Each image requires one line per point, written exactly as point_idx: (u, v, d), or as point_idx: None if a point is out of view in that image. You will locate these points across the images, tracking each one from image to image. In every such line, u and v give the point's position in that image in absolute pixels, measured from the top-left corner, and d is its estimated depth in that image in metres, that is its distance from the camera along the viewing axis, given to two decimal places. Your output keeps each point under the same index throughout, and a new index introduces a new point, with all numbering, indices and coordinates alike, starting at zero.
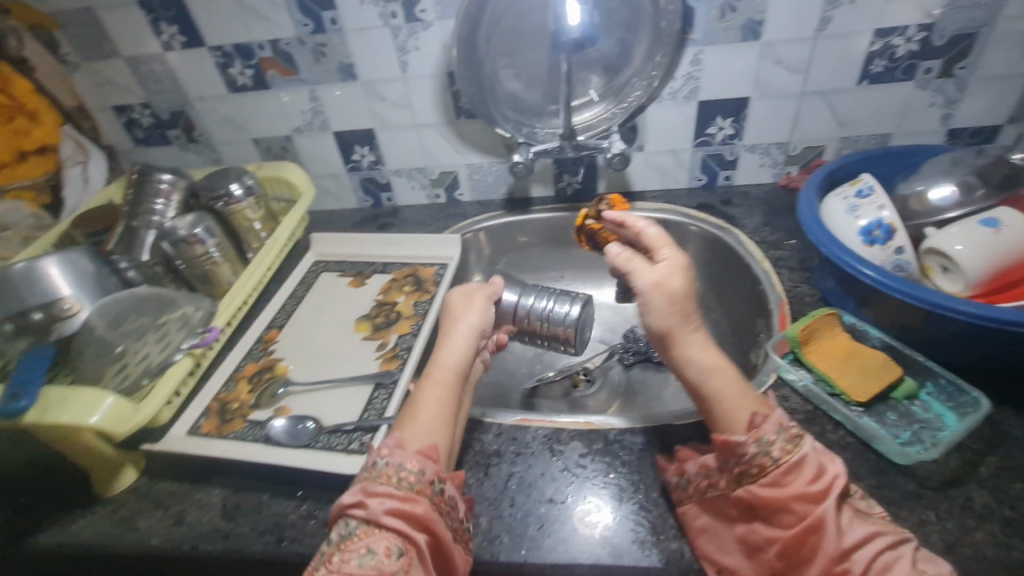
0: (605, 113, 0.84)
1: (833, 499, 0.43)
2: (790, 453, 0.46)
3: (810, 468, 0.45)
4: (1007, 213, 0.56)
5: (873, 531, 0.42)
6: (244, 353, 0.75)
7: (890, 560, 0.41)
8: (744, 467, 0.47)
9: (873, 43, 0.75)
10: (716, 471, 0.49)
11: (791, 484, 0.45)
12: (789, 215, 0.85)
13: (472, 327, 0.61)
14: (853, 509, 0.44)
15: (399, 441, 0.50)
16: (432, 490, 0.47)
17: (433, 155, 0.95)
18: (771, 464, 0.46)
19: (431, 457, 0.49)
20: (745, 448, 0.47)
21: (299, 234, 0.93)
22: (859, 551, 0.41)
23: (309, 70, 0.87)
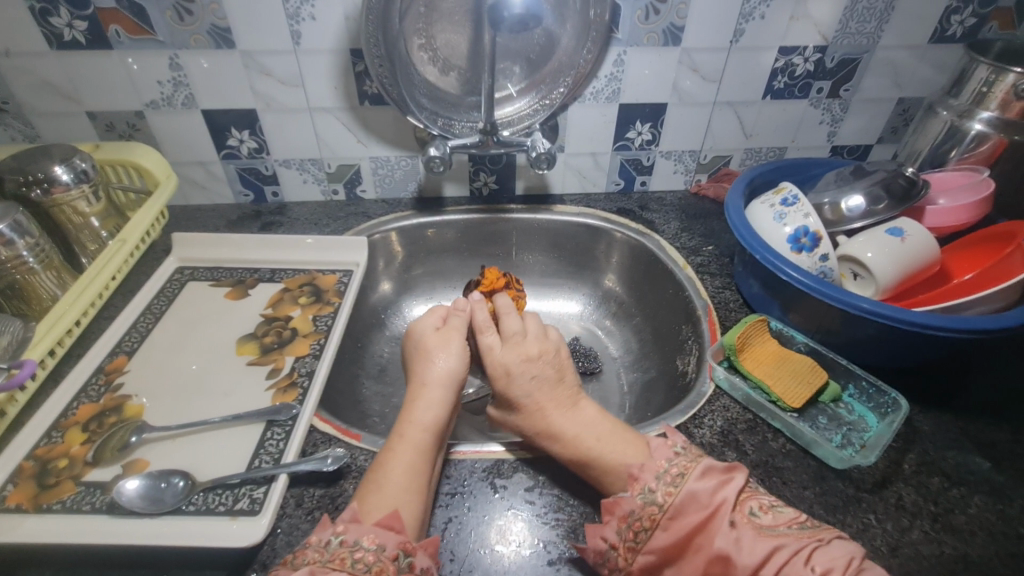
0: (528, 109, 0.78)
1: (722, 528, 0.42)
2: (673, 496, 0.44)
3: (695, 504, 0.43)
4: (906, 223, 0.61)
5: (776, 545, 0.40)
6: (75, 391, 0.56)
7: (795, 571, 0.39)
8: (637, 528, 0.44)
9: (777, 59, 0.79)
10: (614, 546, 0.44)
11: (678, 526, 0.43)
12: (702, 221, 0.87)
13: (444, 376, 0.54)
14: (753, 528, 0.42)
15: (356, 514, 0.43)
16: (396, 565, 0.40)
17: (330, 144, 0.82)
18: (658, 513, 0.44)
19: (393, 526, 0.42)
20: (632, 504, 0.45)
21: (155, 233, 0.75)
22: (767, 569, 0.39)
23: (168, 30, 0.70)
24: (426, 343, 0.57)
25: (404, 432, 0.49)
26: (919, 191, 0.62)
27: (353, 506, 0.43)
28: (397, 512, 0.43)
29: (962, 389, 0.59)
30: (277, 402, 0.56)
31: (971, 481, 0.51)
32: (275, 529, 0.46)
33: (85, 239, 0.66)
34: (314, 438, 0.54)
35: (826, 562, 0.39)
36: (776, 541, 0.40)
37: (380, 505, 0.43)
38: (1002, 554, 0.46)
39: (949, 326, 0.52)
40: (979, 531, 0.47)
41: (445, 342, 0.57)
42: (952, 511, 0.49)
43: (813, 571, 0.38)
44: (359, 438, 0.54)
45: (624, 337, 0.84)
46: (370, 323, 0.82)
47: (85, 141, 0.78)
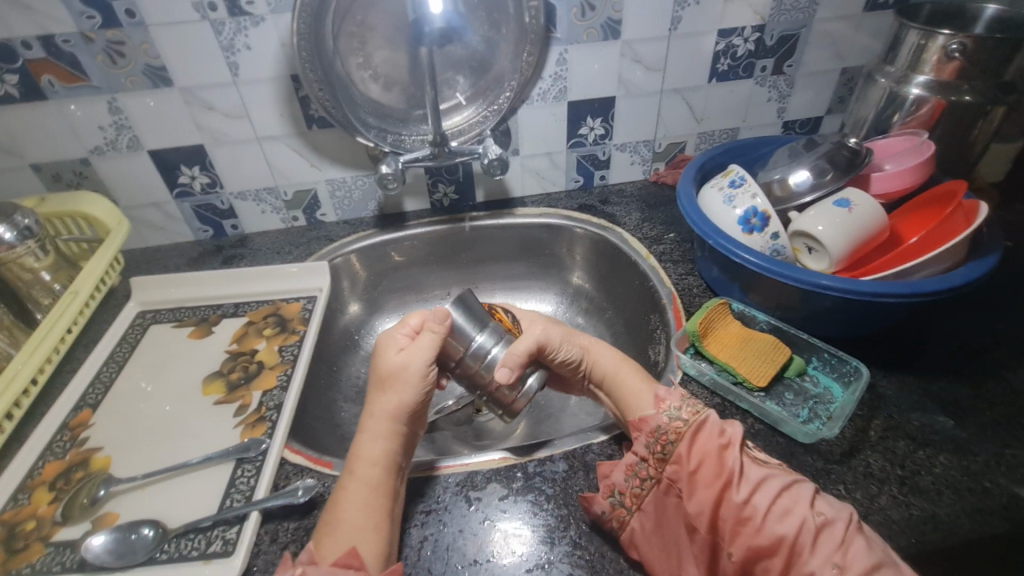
0: (476, 117, 0.79)
1: (736, 452, 0.46)
2: (696, 416, 0.48)
3: (711, 430, 0.47)
4: (853, 193, 0.62)
5: (769, 476, 0.44)
6: (39, 449, 0.56)
7: (793, 503, 0.42)
8: (663, 442, 0.48)
9: (717, 42, 0.79)
10: (643, 459, 0.48)
11: (698, 446, 0.46)
12: (663, 209, 0.87)
13: (390, 407, 0.53)
14: (752, 461, 0.46)
15: (314, 556, 0.43)
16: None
17: (284, 172, 0.82)
18: (683, 427, 0.47)
19: (350, 564, 0.41)
20: (657, 421, 0.49)
21: (112, 280, 0.74)
22: (765, 498, 0.43)
23: (102, 74, 0.69)
24: (383, 370, 0.54)
25: (354, 470, 0.49)
26: (863, 158, 0.63)
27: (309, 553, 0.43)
28: (353, 549, 0.43)
29: (922, 350, 0.60)
30: (246, 438, 0.56)
31: (936, 440, 0.52)
32: (250, 568, 0.46)
33: (37, 294, 0.65)
34: (286, 470, 0.54)
35: (830, 509, 0.42)
36: (772, 475, 0.44)
37: (337, 545, 0.44)
38: (969, 510, 0.46)
39: (898, 292, 0.53)
40: (946, 490, 0.48)
41: (400, 368, 0.54)
42: (919, 472, 0.49)
43: (815, 514, 0.41)
44: (330, 465, 0.54)
45: (598, 333, 0.85)
46: (343, 346, 0.82)
47: (32, 194, 0.77)
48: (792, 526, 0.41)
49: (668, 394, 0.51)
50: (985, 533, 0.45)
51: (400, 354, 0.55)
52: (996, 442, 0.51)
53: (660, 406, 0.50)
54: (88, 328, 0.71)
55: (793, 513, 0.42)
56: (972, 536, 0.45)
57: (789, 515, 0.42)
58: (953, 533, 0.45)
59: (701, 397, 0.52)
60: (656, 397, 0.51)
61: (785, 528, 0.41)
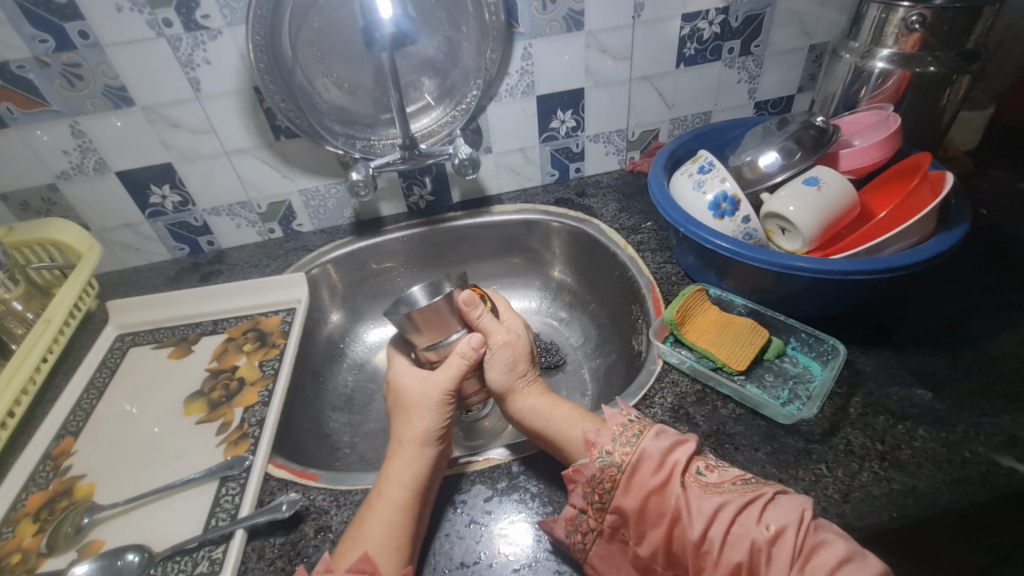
0: (445, 117, 0.78)
1: (678, 485, 0.44)
2: (628, 456, 0.46)
3: (649, 466, 0.45)
4: (822, 171, 0.62)
5: (723, 502, 0.42)
6: (22, 482, 0.55)
7: (742, 527, 0.41)
8: (601, 491, 0.46)
9: (682, 27, 0.79)
10: (582, 511, 0.46)
11: (636, 487, 0.45)
12: (640, 198, 0.87)
13: (421, 435, 0.52)
14: (701, 487, 0.44)
15: (329, 565, 0.44)
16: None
17: (256, 185, 0.81)
18: (617, 474, 0.45)
19: (364, 569, 0.42)
20: (591, 469, 0.47)
21: (88, 305, 0.74)
22: (714, 528, 0.41)
23: (61, 97, 0.68)
24: (407, 400, 0.55)
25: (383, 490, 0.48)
26: (831, 135, 0.63)
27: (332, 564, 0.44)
28: (367, 556, 0.43)
29: (899, 324, 0.60)
30: (229, 456, 0.56)
31: (915, 413, 0.52)
32: None
33: (10, 324, 0.65)
34: (271, 486, 0.53)
35: (779, 519, 0.40)
36: (724, 497, 0.43)
37: (351, 554, 0.44)
38: (949, 481, 0.47)
39: (868, 269, 0.53)
40: (925, 462, 0.48)
41: (420, 400, 0.55)
42: (899, 447, 0.49)
43: (762, 530, 0.40)
44: (315, 478, 0.54)
45: (582, 326, 0.85)
46: (327, 355, 0.81)
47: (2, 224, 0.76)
48: (744, 553, 0.40)
49: (598, 435, 0.48)
50: (964, 502, 0.45)
51: (423, 379, 0.57)
52: (973, 412, 0.51)
53: (592, 452, 0.47)
54: (67, 355, 0.71)
55: (743, 539, 0.40)
56: (952, 507, 0.45)
57: (740, 542, 0.40)
58: (933, 505, 0.46)
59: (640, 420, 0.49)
60: (585, 439, 0.49)
61: (738, 557, 0.40)
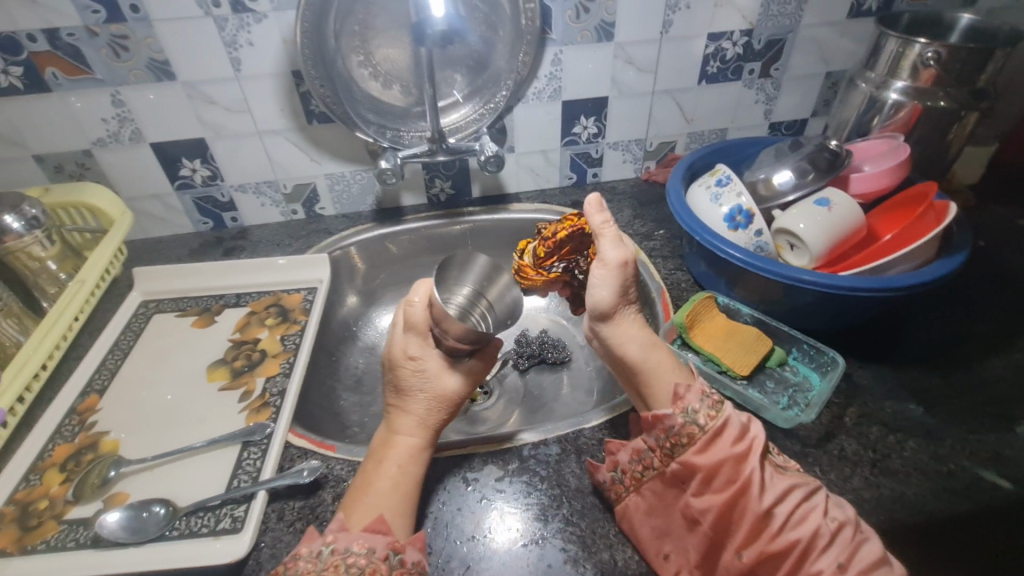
0: (473, 114, 0.81)
1: (756, 457, 0.45)
2: (714, 420, 0.47)
3: (732, 432, 0.46)
4: (833, 193, 0.65)
5: (793, 484, 0.44)
6: (49, 433, 0.57)
7: (808, 510, 0.43)
8: (674, 441, 0.47)
9: (707, 46, 0.82)
10: (651, 449, 0.49)
11: (715, 450, 0.46)
12: (654, 207, 0.90)
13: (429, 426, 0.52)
14: (774, 466, 0.46)
15: (343, 523, 0.45)
16: (387, 564, 0.42)
17: (284, 166, 0.84)
18: (698, 432, 0.46)
19: (380, 530, 0.44)
20: (672, 420, 0.47)
21: (115, 270, 0.76)
22: (781, 506, 0.43)
23: (106, 67, 0.70)
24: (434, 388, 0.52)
25: (387, 452, 0.50)
26: (844, 159, 0.66)
27: (348, 518, 0.45)
28: (382, 518, 0.45)
29: (896, 342, 0.63)
30: (251, 422, 0.58)
31: (906, 426, 0.55)
32: (258, 543, 0.48)
33: (43, 282, 0.68)
34: (290, 453, 0.56)
35: (840, 513, 0.43)
36: (795, 481, 0.45)
37: (364, 512, 0.46)
38: (935, 489, 0.50)
39: (872, 286, 0.56)
40: (913, 472, 0.51)
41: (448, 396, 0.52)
42: (890, 455, 0.53)
43: (828, 521, 0.42)
44: (335, 449, 0.56)
45: None
46: (342, 336, 0.84)
47: (34, 185, 0.78)
48: (807, 532, 0.41)
49: (687, 391, 0.48)
50: (948, 510, 0.49)
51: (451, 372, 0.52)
52: (961, 428, 0.55)
53: (677, 405, 0.47)
54: (92, 317, 0.73)
55: (808, 521, 0.42)
56: (936, 514, 0.48)
57: (803, 523, 0.42)
58: (919, 510, 0.49)
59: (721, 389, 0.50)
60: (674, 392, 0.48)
61: (799, 534, 0.42)
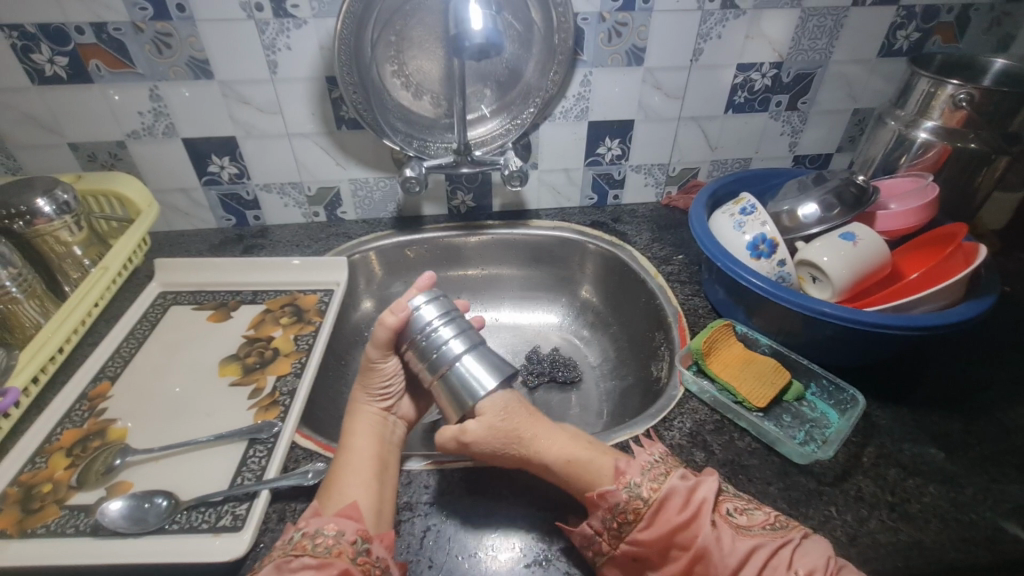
0: (499, 129, 0.82)
1: (706, 521, 0.45)
2: (656, 491, 0.47)
3: (675, 501, 0.46)
4: (859, 229, 0.64)
5: (755, 545, 0.44)
6: (58, 417, 0.57)
7: (774, 571, 0.42)
8: (620, 519, 0.46)
9: (736, 76, 0.82)
10: (597, 534, 0.47)
11: (661, 521, 0.46)
12: (673, 231, 0.90)
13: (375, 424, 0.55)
14: (731, 527, 0.45)
15: (317, 510, 0.46)
16: (354, 548, 0.43)
17: (310, 168, 0.85)
18: (643, 507, 0.46)
19: (351, 515, 0.45)
20: (616, 497, 0.47)
21: (137, 260, 0.77)
22: (746, 565, 0.43)
23: (148, 62, 0.72)
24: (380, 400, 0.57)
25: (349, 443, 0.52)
26: (870, 195, 0.66)
27: (325, 504, 0.47)
28: (355, 503, 0.46)
29: (917, 384, 0.62)
30: (259, 420, 0.58)
31: (926, 471, 0.53)
32: (257, 544, 0.47)
33: (68, 267, 0.68)
34: (296, 454, 0.55)
35: (807, 565, 0.42)
36: (756, 541, 0.44)
37: (339, 500, 0.47)
38: (955, 539, 0.48)
39: (897, 324, 0.55)
40: (933, 518, 0.49)
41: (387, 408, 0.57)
42: (909, 500, 0.51)
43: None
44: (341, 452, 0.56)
45: (602, 346, 0.87)
46: (353, 340, 0.83)
47: (67, 171, 0.80)
48: None
49: (629, 466, 0.49)
50: (969, 561, 0.47)
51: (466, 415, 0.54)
52: (983, 477, 0.53)
53: (620, 480, 0.48)
54: (110, 304, 0.73)
55: None
56: (956, 564, 0.46)
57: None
58: (938, 560, 0.47)
59: (667, 459, 0.50)
60: (615, 468, 0.49)
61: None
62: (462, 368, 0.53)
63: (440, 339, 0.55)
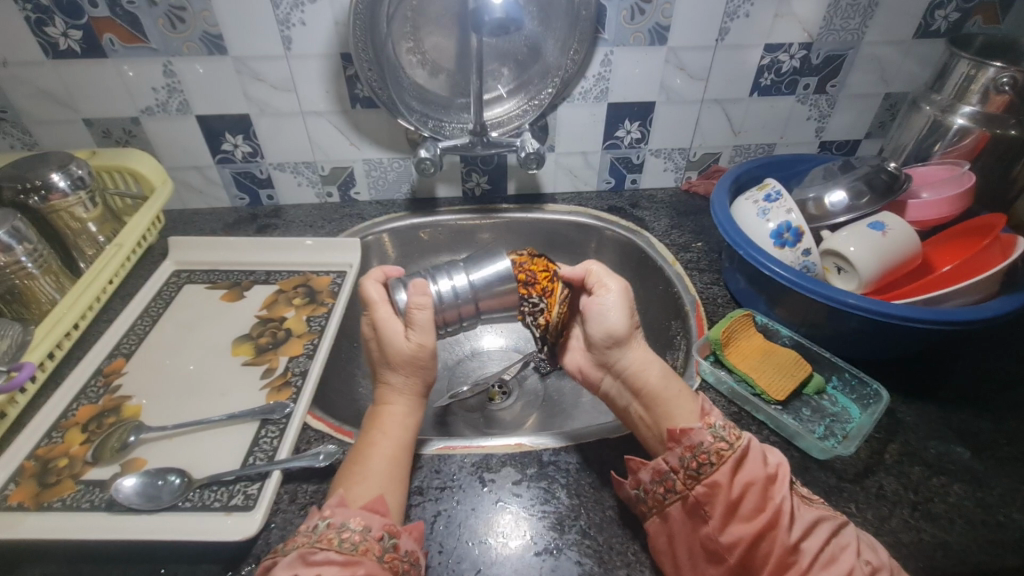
0: (516, 110, 0.79)
1: (783, 486, 0.44)
2: (740, 442, 0.46)
3: (756, 457, 0.46)
4: (889, 218, 0.62)
5: (821, 517, 0.44)
6: (75, 392, 0.58)
7: (838, 546, 0.42)
8: (702, 460, 0.46)
9: (763, 57, 0.79)
10: (672, 470, 0.46)
11: (742, 472, 0.45)
12: (692, 218, 0.88)
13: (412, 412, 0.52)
14: (799, 499, 0.45)
15: (342, 499, 0.45)
16: (381, 545, 0.42)
17: (323, 148, 0.84)
18: (726, 449, 0.45)
19: (378, 510, 0.44)
20: (700, 437, 0.46)
21: (151, 237, 0.77)
22: (811, 540, 0.42)
23: (162, 37, 0.71)
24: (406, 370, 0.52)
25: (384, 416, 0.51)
26: (901, 183, 0.63)
27: (347, 487, 0.46)
28: (381, 498, 0.45)
29: (943, 380, 0.60)
30: (271, 401, 0.58)
31: (952, 469, 0.52)
32: (269, 523, 0.48)
33: (83, 244, 0.68)
34: (307, 435, 0.55)
35: (874, 556, 0.42)
36: (822, 514, 0.44)
37: (365, 491, 0.46)
38: (980, 540, 0.47)
39: (927, 318, 0.53)
40: (958, 519, 0.48)
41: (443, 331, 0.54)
42: (932, 499, 0.49)
43: (863, 563, 0.41)
44: (352, 435, 0.55)
45: None
46: None
47: (83, 147, 0.79)
48: (840, 571, 0.40)
49: (714, 410, 0.49)
50: (995, 564, 0.45)
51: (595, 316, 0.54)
52: (1012, 477, 0.51)
53: (705, 421, 0.48)
54: (126, 282, 0.74)
55: (840, 559, 0.41)
56: (981, 566, 0.45)
57: (836, 562, 0.41)
58: (962, 560, 0.45)
59: None
60: (700, 409, 0.49)
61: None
62: (482, 279, 0.54)
63: (444, 291, 0.53)
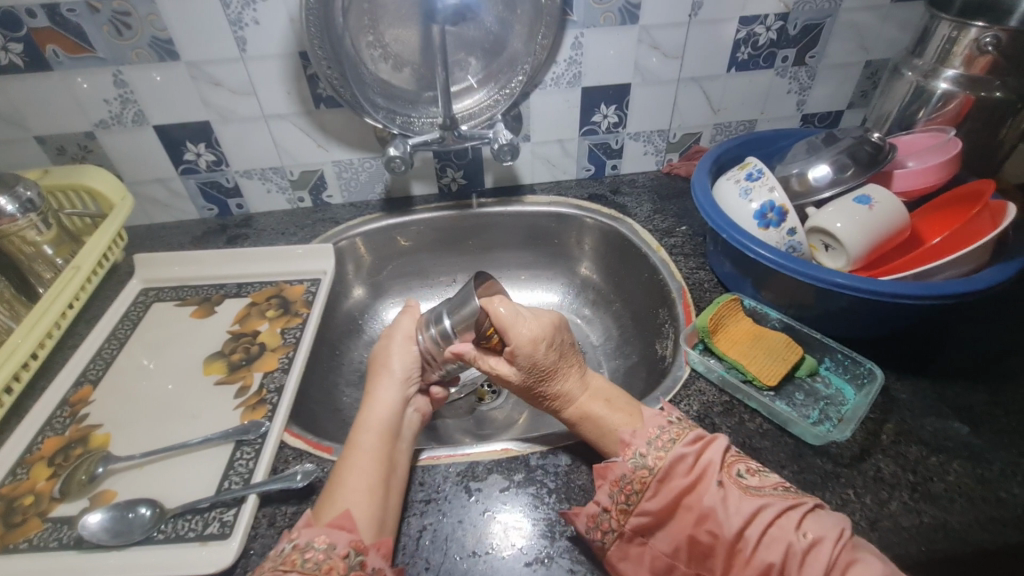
0: (487, 100, 0.77)
1: (711, 483, 0.43)
2: (661, 460, 0.44)
3: (680, 469, 0.44)
4: (875, 191, 0.60)
5: (762, 504, 0.41)
6: (39, 425, 0.55)
7: (780, 530, 0.40)
8: (627, 492, 0.44)
9: (739, 30, 0.76)
10: (605, 510, 0.45)
11: (667, 491, 0.43)
12: (675, 201, 0.85)
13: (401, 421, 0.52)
14: (739, 488, 0.42)
15: (310, 519, 0.43)
16: (346, 563, 0.40)
17: (290, 152, 0.81)
18: (647, 477, 0.44)
19: (345, 526, 0.42)
20: (621, 469, 0.45)
21: (116, 257, 0.74)
22: (751, 528, 0.40)
23: (108, 44, 0.67)
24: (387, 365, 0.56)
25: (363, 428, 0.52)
26: (886, 154, 0.62)
27: (325, 507, 0.44)
28: (348, 512, 0.43)
29: (937, 354, 0.58)
30: (246, 421, 0.55)
31: (950, 447, 0.50)
32: (247, 551, 0.45)
33: (39, 268, 0.66)
34: (285, 453, 0.53)
35: (817, 529, 0.40)
36: (763, 501, 0.41)
37: (332, 507, 0.44)
38: (981, 519, 0.45)
39: (917, 293, 0.51)
40: (958, 497, 0.47)
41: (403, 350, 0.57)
42: (931, 479, 0.48)
43: (800, 536, 0.39)
44: (332, 450, 0.53)
45: (604, 325, 0.83)
46: (346, 330, 0.80)
47: (38, 166, 0.76)
48: (778, 554, 0.39)
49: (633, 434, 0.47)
50: (998, 542, 0.44)
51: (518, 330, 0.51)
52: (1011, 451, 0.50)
53: (625, 452, 0.46)
54: (90, 304, 0.71)
55: (779, 541, 0.39)
56: (985, 546, 0.44)
57: (776, 542, 0.39)
58: (963, 541, 0.44)
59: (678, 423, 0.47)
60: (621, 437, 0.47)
61: (772, 558, 0.39)
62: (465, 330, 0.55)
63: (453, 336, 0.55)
